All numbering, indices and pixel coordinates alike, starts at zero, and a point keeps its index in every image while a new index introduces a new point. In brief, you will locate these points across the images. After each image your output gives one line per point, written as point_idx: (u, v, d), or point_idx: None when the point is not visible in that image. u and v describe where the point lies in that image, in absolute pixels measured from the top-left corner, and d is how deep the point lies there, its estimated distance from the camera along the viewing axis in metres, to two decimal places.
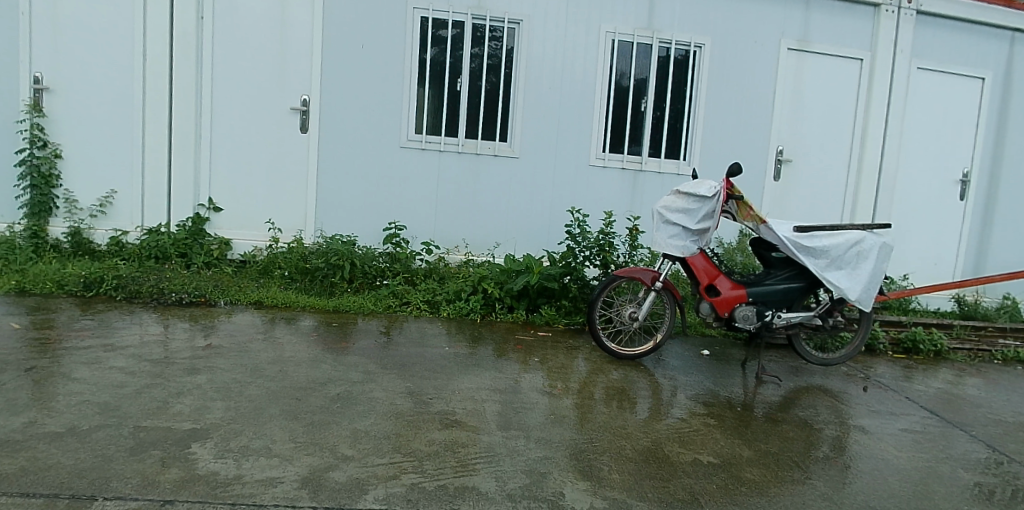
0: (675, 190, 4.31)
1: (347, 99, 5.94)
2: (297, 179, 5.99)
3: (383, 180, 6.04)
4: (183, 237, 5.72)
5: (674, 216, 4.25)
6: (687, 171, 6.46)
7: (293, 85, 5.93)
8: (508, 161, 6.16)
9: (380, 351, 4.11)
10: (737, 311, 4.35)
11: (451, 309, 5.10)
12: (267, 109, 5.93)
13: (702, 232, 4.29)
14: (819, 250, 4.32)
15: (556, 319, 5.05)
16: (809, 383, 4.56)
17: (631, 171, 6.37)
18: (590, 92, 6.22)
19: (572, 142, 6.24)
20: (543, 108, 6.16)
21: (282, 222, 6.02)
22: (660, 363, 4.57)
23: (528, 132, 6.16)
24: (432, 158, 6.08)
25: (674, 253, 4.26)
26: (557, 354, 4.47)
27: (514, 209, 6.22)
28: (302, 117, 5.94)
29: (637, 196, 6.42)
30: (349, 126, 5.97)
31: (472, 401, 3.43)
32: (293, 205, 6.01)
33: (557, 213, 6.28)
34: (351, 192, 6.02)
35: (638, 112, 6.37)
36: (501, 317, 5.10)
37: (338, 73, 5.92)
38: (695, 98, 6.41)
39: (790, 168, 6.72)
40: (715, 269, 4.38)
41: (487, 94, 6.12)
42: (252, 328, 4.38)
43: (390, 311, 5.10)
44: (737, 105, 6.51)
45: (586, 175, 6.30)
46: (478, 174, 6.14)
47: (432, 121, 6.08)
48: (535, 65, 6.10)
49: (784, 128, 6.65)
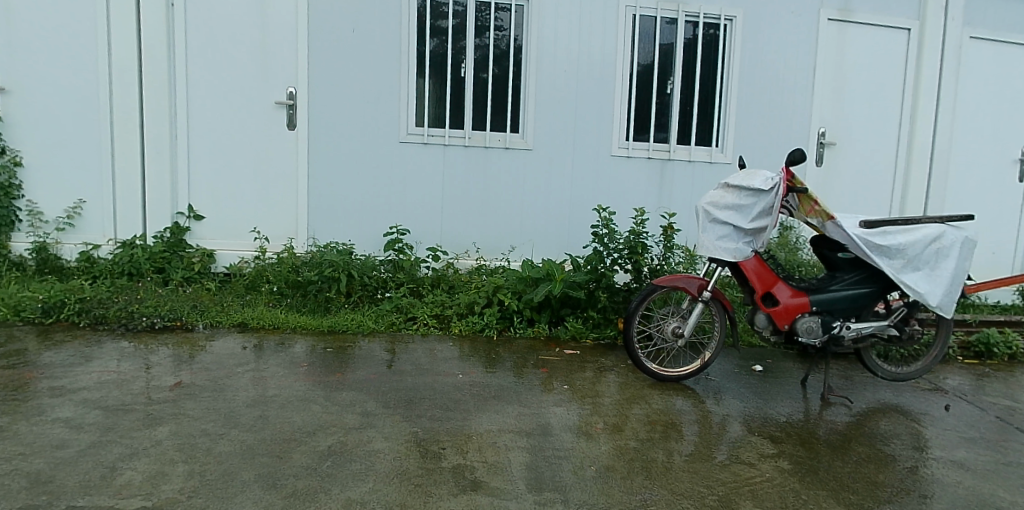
0: (724, 183, 3.65)
1: (338, 91, 5.31)
2: (286, 181, 5.37)
3: (383, 179, 5.41)
4: (161, 250, 5.13)
5: (723, 214, 3.59)
6: (720, 159, 5.80)
7: (277, 76, 5.29)
8: (520, 153, 5.51)
9: (381, 382, 3.49)
10: (798, 323, 3.70)
11: (463, 325, 4.47)
12: (251, 105, 5.30)
13: (758, 232, 3.63)
14: (894, 249, 3.66)
15: (583, 333, 4.42)
16: (884, 404, 3.90)
17: (658, 161, 5.71)
18: (610, 74, 5.55)
19: (592, 131, 5.59)
20: (558, 95, 5.51)
21: (268, 230, 5.40)
22: (708, 384, 3.92)
23: (541, 121, 5.51)
24: (434, 153, 5.44)
25: (724, 257, 3.60)
26: (587, 377, 3.83)
27: (529, 208, 5.57)
28: (289, 112, 5.31)
29: (665, 189, 5.75)
30: (341, 120, 5.34)
31: (493, 450, 2.81)
32: (282, 211, 5.39)
33: (577, 210, 5.64)
34: (347, 193, 5.40)
35: (663, 95, 5.71)
36: (521, 332, 4.46)
37: (327, 63, 5.28)
38: (727, 76, 5.73)
39: (833, 151, 6.05)
40: (771, 275, 3.73)
41: (495, 81, 5.47)
42: (233, 358, 3.77)
43: (394, 329, 4.47)
44: (774, 84, 5.83)
45: (608, 167, 5.64)
46: (488, 170, 5.49)
47: (435, 112, 5.44)
48: (547, 46, 5.44)
49: (826, 108, 5.97)
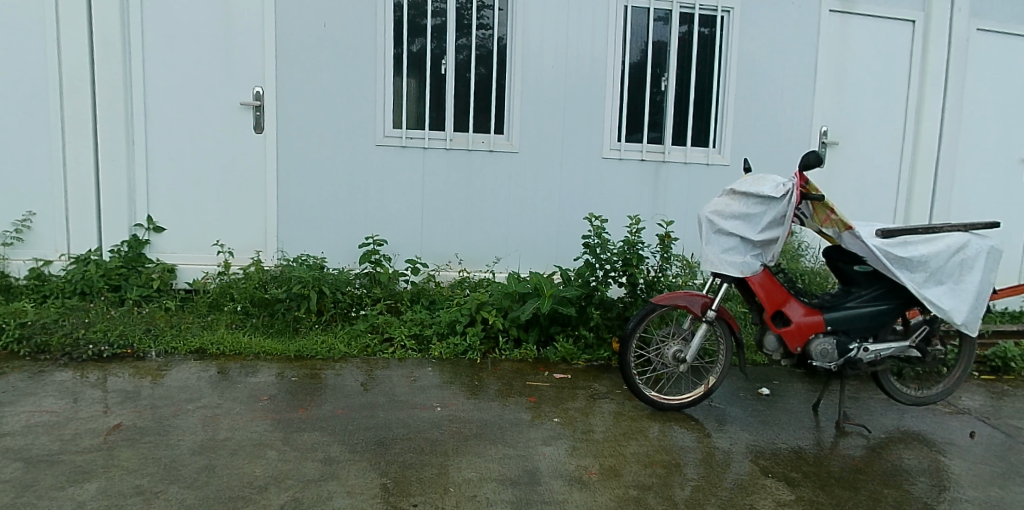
0: (729, 190, 3.32)
1: (308, 92, 4.92)
2: (252, 189, 4.98)
3: (358, 186, 5.03)
4: (117, 265, 4.72)
5: (729, 224, 3.25)
6: (719, 160, 5.45)
7: (242, 76, 4.90)
8: (505, 157, 5.14)
9: (348, 419, 3.11)
10: (812, 345, 3.37)
11: (443, 347, 4.09)
12: (214, 107, 4.90)
13: (767, 245, 3.26)
14: (916, 261, 3.31)
15: (574, 354, 4.05)
16: (904, 432, 3.56)
17: (652, 162, 5.35)
18: (601, 70, 5.18)
19: (582, 132, 5.22)
20: (546, 94, 5.13)
21: (234, 243, 5.00)
22: (712, 412, 3.57)
23: (527, 122, 5.13)
24: (413, 157, 5.06)
25: (730, 272, 3.25)
26: (579, 406, 3.46)
27: (515, 215, 5.20)
28: (256, 114, 4.92)
29: (660, 193, 5.39)
30: (312, 123, 4.95)
31: (473, 506, 2.45)
32: (249, 222, 5.00)
33: (567, 218, 5.27)
34: (318, 202, 5.01)
35: (657, 92, 5.36)
36: (507, 354, 4.09)
37: (295, 61, 4.89)
38: (725, 72, 5.38)
39: (836, 151, 5.72)
40: (782, 292, 3.38)
41: (478, 80, 5.10)
42: (186, 391, 3.38)
43: (368, 352, 4.08)
44: (775, 80, 5.48)
45: (600, 170, 5.28)
46: (470, 175, 5.12)
47: (413, 113, 5.07)
48: (533, 41, 5.07)
49: (829, 105, 5.64)
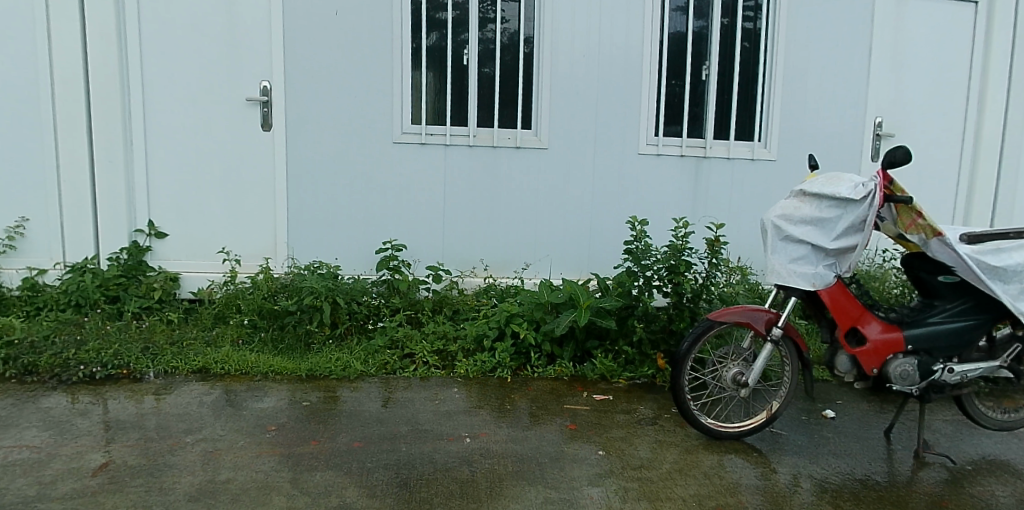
0: (799, 191, 2.93)
1: (319, 86, 4.55)
2: (260, 190, 4.61)
3: (374, 187, 4.66)
4: (115, 275, 4.39)
5: (798, 229, 2.86)
6: (764, 155, 5.02)
7: (248, 69, 4.53)
8: (533, 153, 4.74)
9: (367, 454, 2.74)
10: (891, 368, 2.95)
11: (469, 364, 3.70)
12: (219, 103, 4.55)
13: (843, 253, 2.87)
14: (1011, 271, 2.85)
15: (614, 372, 3.65)
16: (990, 462, 3.07)
17: (692, 159, 4.94)
18: (636, 58, 4.76)
19: (616, 126, 4.81)
20: (576, 86, 4.72)
21: (241, 249, 4.65)
22: (776, 440, 3.14)
23: (556, 115, 4.73)
24: (434, 155, 4.68)
25: (799, 285, 2.86)
26: (625, 435, 3.06)
27: (544, 217, 4.80)
28: (263, 110, 4.56)
29: (701, 192, 4.97)
30: (324, 119, 4.58)
31: None
32: (258, 227, 4.64)
33: (600, 219, 4.86)
34: (332, 203, 4.64)
35: (697, 82, 4.93)
36: (539, 371, 3.70)
37: (305, 52, 4.52)
38: (771, 60, 4.95)
39: (891, 144, 5.26)
40: (857, 307, 2.97)
41: (503, 71, 4.70)
42: (184, 419, 3.02)
43: (388, 371, 3.71)
44: (826, 68, 5.03)
45: (635, 167, 4.87)
46: (495, 173, 4.73)
47: (433, 107, 4.69)
48: (563, 28, 4.66)
49: (884, 94, 5.18)
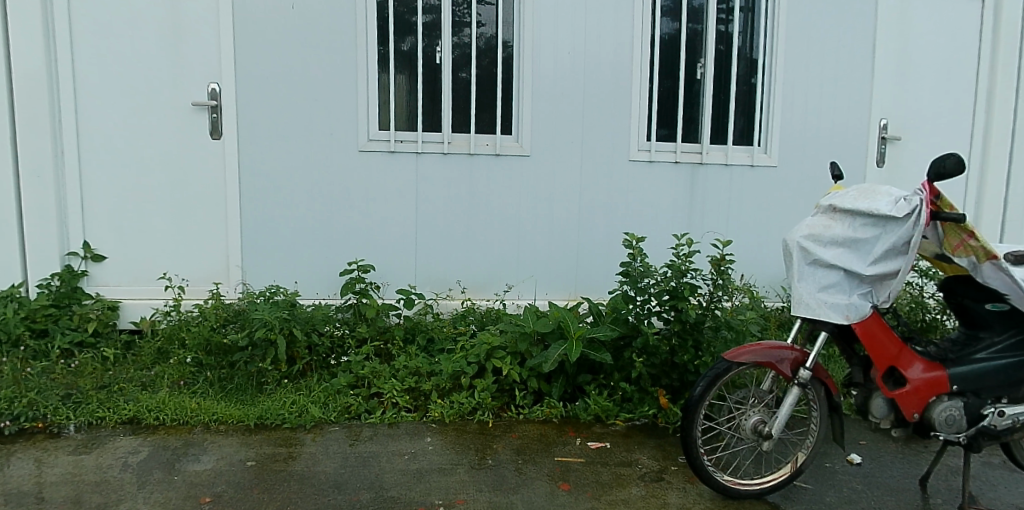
0: (830, 207, 2.51)
1: (274, 88, 4.06)
2: (209, 206, 4.11)
3: (337, 201, 4.18)
4: (43, 305, 3.86)
5: (829, 252, 2.44)
6: (766, 160, 4.60)
7: (194, 70, 4.03)
8: (514, 161, 4.29)
9: None
10: (935, 412, 2.53)
11: (445, 406, 3.23)
12: (161, 108, 4.04)
13: (881, 280, 2.45)
14: None
15: (610, 412, 3.21)
16: None
17: (688, 164, 4.50)
18: (626, 55, 4.31)
19: (605, 130, 4.36)
20: (560, 86, 4.27)
21: (189, 273, 4.14)
22: (800, 496, 2.71)
23: (539, 119, 4.28)
24: (403, 165, 4.21)
25: (831, 318, 2.43)
26: (626, 495, 2.61)
27: (526, 232, 4.34)
28: (211, 116, 4.05)
29: (698, 201, 4.53)
30: (280, 126, 4.09)
31: None
32: (208, 248, 4.14)
33: (589, 233, 4.41)
34: (290, 221, 4.16)
35: (692, 81, 4.52)
36: (524, 412, 3.25)
37: (256, 50, 4.02)
38: (772, 56, 4.54)
39: (898, 147, 4.82)
40: (895, 343, 2.55)
41: (480, 70, 4.25)
42: (101, 491, 2.53)
43: (350, 416, 3.23)
44: (831, 64, 4.60)
45: (627, 175, 4.41)
46: (472, 184, 4.27)
47: (403, 112, 4.22)
48: (545, 21, 4.20)
49: (892, 93, 4.74)
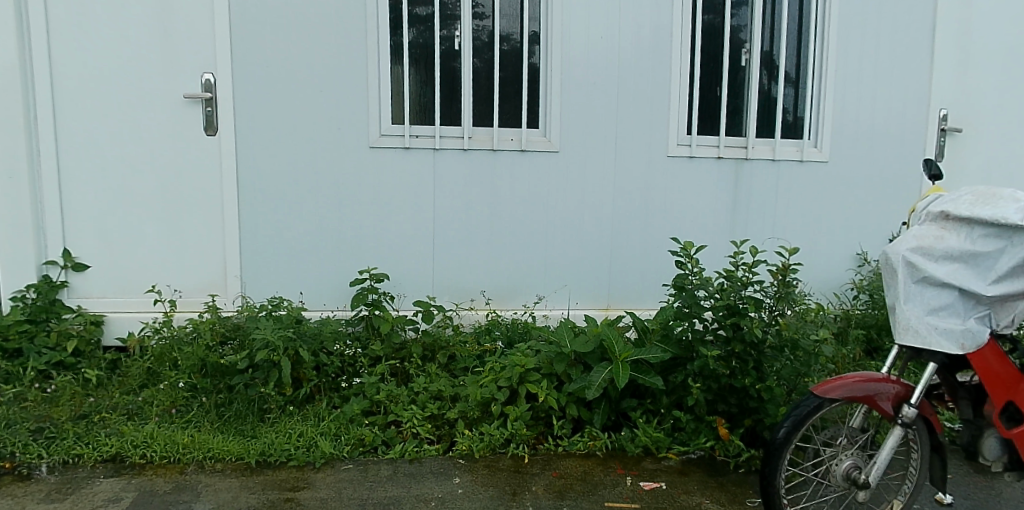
0: (941, 213, 2.11)
1: (275, 77, 3.65)
2: (204, 208, 3.71)
3: (347, 202, 3.77)
4: (18, 321, 3.47)
5: (943, 268, 2.04)
6: (815, 156, 4.19)
7: (186, 58, 3.62)
8: (540, 158, 3.88)
9: None
10: None
11: (474, 439, 2.84)
12: (150, 102, 3.63)
13: (1002, 301, 2.07)
14: None
15: (662, 444, 2.83)
16: None
17: (731, 160, 4.09)
18: (664, 40, 3.90)
19: (641, 122, 3.94)
20: (592, 74, 3.85)
21: (182, 283, 3.74)
22: None
23: (568, 111, 3.87)
24: (419, 162, 3.80)
25: (945, 347, 2.03)
26: None
27: (555, 236, 3.94)
28: (205, 109, 3.65)
29: (741, 201, 4.13)
30: (282, 119, 3.68)
31: None
32: (203, 256, 3.74)
33: (622, 237, 4.00)
34: (294, 225, 3.75)
35: (735, 69, 4.10)
36: (563, 444, 2.86)
37: (255, 35, 3.61)
38: (823, 41, 4.12)
39: (957, 140, 4.40)
40: (1016, 375, 2.12)
41: (503, 57, 3.85)
42: None
43: (365, 450, 2.84)
44: (887, 48, 4.18)
45: (664, 172, 4.00)
46: (496, 183, 3.86)
47: (418, 104, 3.82)
48: (575, 2, 3.78)
49: (953, 81, 4.31)
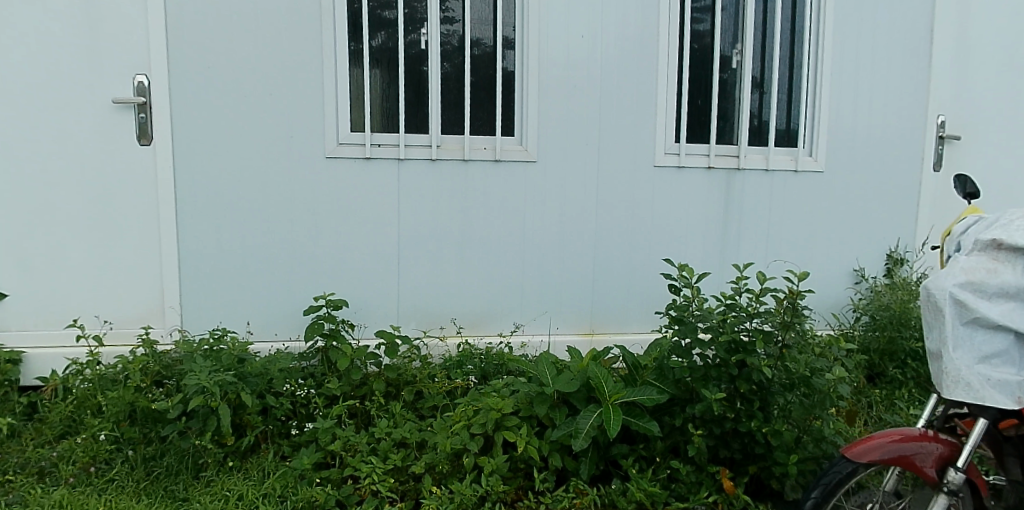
0: (992, 241, 1.80)
1: (218, 81, 3.24)
2: (137, 228, 3.28)
3: (300, 220, 3.38)
4: None
5: (996, 308, 1.75)
6: (811, 164, 3.89)
7: (114, 57, 3.19)
8: (516, 169, 3.52)
9: None
10: None
11: (442, 498, 2.47)
12: (73, 107, 3.20)
13: None
14: None
15: (659, 498, 2.49)
16: None
17: (723, 170, 3.76)
18: (650, 40, 3.57)
19: (625, 130, 3.60)
20: (572, 78, 3.51)
21: (112, 313, 3.31)
22: None
23: (546, 117, 3.51)
24: (381, 175, 3.41)
25: (1001, 402, 1.75)
26: None
27: (532, 256, 3.59)
28: (137, 116, 3.22)
29: (734, 214, 3.81)
30: (225, 128, 3.27)
31: None
32: (136, 282, 3.31)
33: (605, 255, 3.66)
34: (240, 247, 3.35)
35: (727, 71, 3.79)
36: (547, 501, 2.49)
37: (193, 33, 3.20)
38: (820, 42, 3.83)
39: (957, 148, 4.14)
40: None
41: (474, 58, 3.48)
42: None
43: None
44: (886, 50, 3.89)
45: (650, 184, 3.67)
46: (467, 198, 3.50)
47: (380, 110, 3.43)
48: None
49: (953, 85, 4.05)
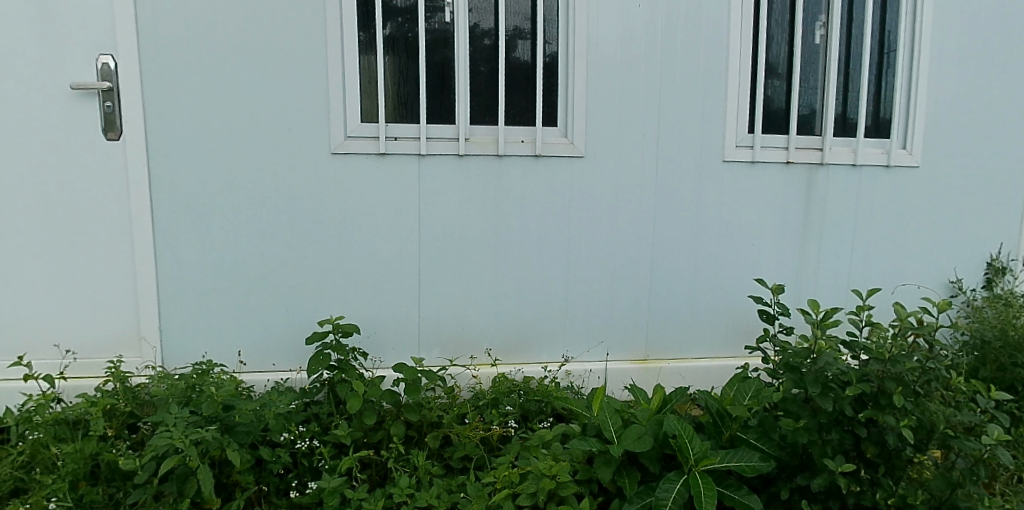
0: None
1: (202, 62, 2.68)
2: (107, 241, 2.74)
3: (301, 228, 2.81)
4: None
5: None
6: (906, 159, 3.28)
7: (77, 33, 2.64)
8: (559, 167, 2.94)
9: None
10: None
11: None
12: (29, 94, 2.65)
13: None
14: None
15: None
16: None
17: (803, 166, 3.17)
18: (720, 12, 2.97)
19: (688, 120, 3.01)
20: (627, 57, 2.92)
21: (80, 342, 2.78)
22: None
23: (596, 104, 2.93)
24: (398, 174, 2.85)
25: None
26: None
27: (579, 272, 3.02)
28: (104, 105, 2.66)
29: (815, 218, 3.21)
30: (210, 118, 2.71)
31: None
32: (109, 304, 2.77)
33: (664, 269, 3.08)
34: (231, 262, 2.79)
35: (808, 49, 3.18)
36: None
37: (171, 4, 2.64)
38: (920, 12, 3.20)
39: None
40: None
41: (509, 32, 2.89)
42: None
43: None
44: (996, 23, 3.26)
45: (718, 183, 3.08)
46: (501, 202, 2.92)
47: (397, 96, 2.85)
48: None
49: None
